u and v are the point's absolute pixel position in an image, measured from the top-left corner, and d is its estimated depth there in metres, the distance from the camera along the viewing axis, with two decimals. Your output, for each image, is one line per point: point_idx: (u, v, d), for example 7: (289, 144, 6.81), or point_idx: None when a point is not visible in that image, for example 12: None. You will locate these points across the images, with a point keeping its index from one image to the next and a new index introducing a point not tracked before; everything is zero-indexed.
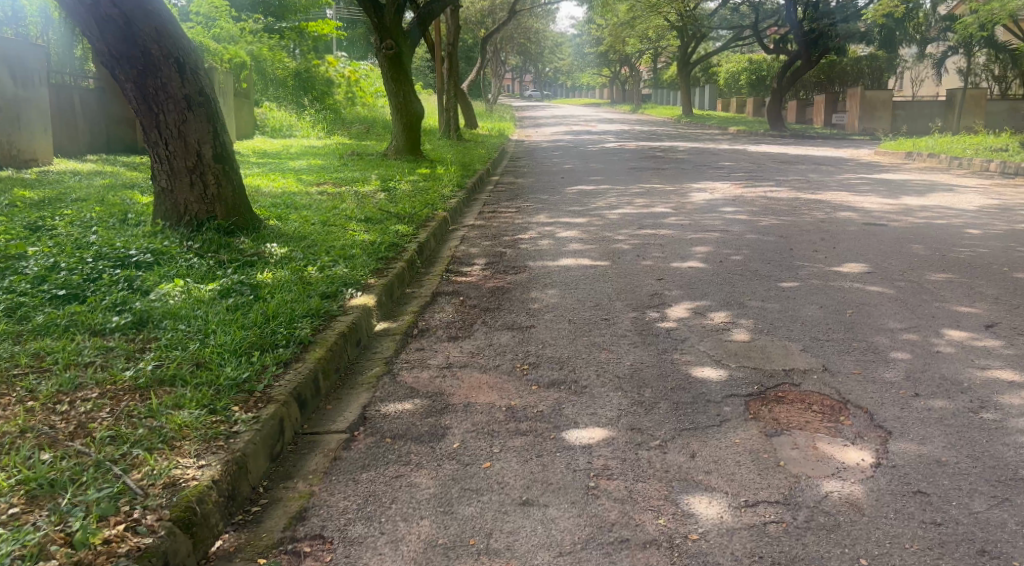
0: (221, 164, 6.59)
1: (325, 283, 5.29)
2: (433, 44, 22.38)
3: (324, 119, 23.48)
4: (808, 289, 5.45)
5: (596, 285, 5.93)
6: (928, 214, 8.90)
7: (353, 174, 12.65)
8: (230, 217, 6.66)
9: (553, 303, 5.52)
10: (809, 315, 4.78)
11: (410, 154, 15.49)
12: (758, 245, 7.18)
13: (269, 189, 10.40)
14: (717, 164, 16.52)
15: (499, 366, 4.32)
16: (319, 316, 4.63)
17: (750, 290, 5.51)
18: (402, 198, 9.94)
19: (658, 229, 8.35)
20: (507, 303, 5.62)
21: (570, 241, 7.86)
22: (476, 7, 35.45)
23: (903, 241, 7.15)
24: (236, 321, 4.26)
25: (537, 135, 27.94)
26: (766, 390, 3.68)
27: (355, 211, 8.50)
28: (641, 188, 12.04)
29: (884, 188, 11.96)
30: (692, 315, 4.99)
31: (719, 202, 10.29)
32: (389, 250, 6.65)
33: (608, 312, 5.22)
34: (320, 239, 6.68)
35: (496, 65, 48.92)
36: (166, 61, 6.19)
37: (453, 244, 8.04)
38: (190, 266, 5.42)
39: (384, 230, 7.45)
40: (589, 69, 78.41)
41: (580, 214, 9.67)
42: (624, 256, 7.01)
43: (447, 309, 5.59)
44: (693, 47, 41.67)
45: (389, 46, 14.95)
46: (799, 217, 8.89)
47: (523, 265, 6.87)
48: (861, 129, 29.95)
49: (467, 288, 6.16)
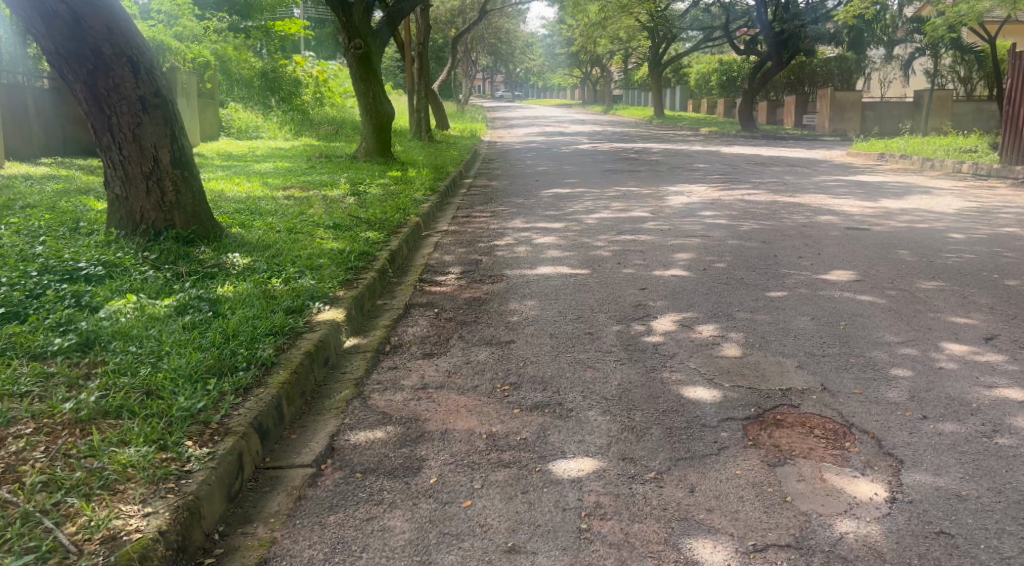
0: (179, 170, 6.26)
1: (290, 297, 4.99)
2: (403, 44, 22.01)
3: (292, 120, 23.04)
4: (797, 299, 5.25)
5: (576, 296, 5.68)
6: (908, 217, 8.78)
7: (322, 176, 12.32)
8: (190, 225, 6.32)
9: (533, 316, 5.27)
10: (802, 329, 4.57)
11: (381, 156, 15.16)
12: (740, 251, 6.98)
13: (234, 193, 10.03)
14: (691, 165, 16.38)
15: (477, 387, 4.05)
16: (283, 334, 4.33)
17: (737, 300, 5.30)
18: (373, 203, 9.63)
19: (637, 234, 8.14)
20: (484, 316, 5.35)
21: (547, 248, 7.61)
22: (446, 6, 35.13)
23: (888, 246, 6.99)
24: (192, 341, 3.96)
25: (509, 137, 27.74)
26: (764, 413, 3.45)
27: (323, 217, 8.19)
28: (617, 192, 11.84)
29: (861, 190, 11.88)
30: (679, 328, 4.76)
31: (698, 206, 10.12)
32: (358, 259, 6.36)
33: (591, 325, 4.97)
34: (285, 248, 6.37)
35: (467, 65, 48.62)
36: (119, 61, 5.85)
37: (426, 251, 7.76)
38: (145, 280, 5.09)
39: (354, 238, 7.16)
40: (560, 70, 78.37)
41: (556, 219, 9.43)
42: (604, 264, 6.77)
43: (421, 322, 5.32)
44: (663, 47, 41.68)
45: (358, 46, 14.60)
46: (780, 221, 8.73)
47: (500, 274, 6.60)
48: (831, 130, 30.06)
49: (441, 299, 5.88)
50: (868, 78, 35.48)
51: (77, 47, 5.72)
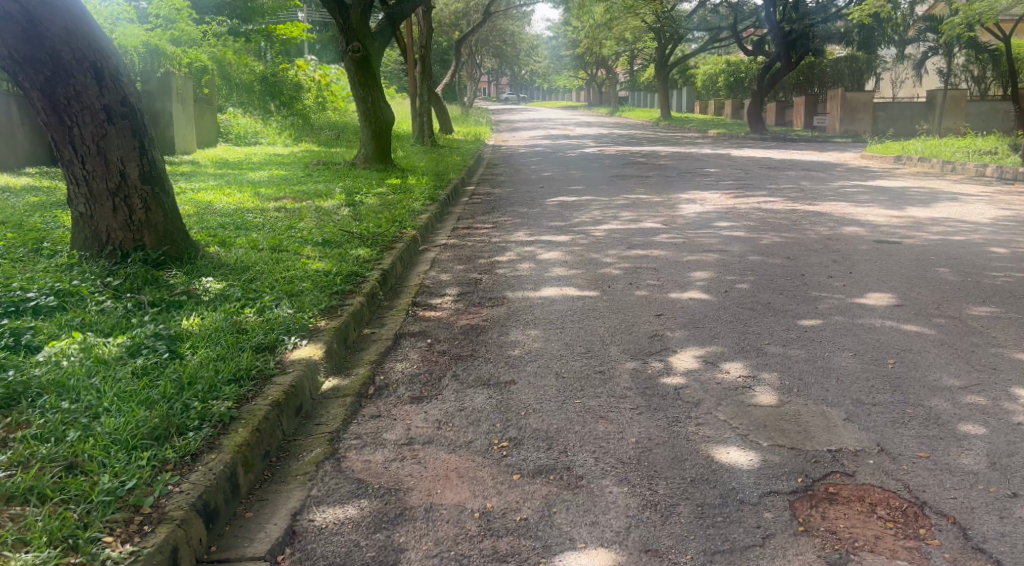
0: (149, 186, 5.70)
1: (262, 330, 4.43)
2: (406, 46, 21.46)
3: (291, 125, 22.54)
4: (834, 330, 4.66)
5: (585, 324, 5.10)
6: (940, 229, 8.18)
7: (317, 185, 11.79)
8: (162, 246, 5.79)
9: (536, 349, 4.68)
10: (844, 368, 3.98)
11: (380, 162, 14.60)
12: (763, 269, 6.40)
13: (222, 205, 9.49)
14: (702, 170, 15.81)
15: (470, 442, 3.47)
16: (248, 379, 3.77)
17: (766, 331, 4.71)
18: (368, 214, 9.07)
19: (649, 249, 7.55)
20: (482, 349, 4.77)
21: (552, 265, 7.05)
22: (450, 8, 34.63)
23: (925, 263, 6.40)
24: (136, 392, 3.39)
25: (514, 140, 27.17)
26: (812, 483, 2.88)
27: (312, 232, 7.63)
28: (626, 199, 11.27)
29: (884, 197, 11.28)
30: (703, 366, 4.18)
31: (712, 216, 9.55)
32: (345, 282, 5.79)
33: (602, 361, 4.39)
34: (265, 270, 5.82)
35: (472, 68, 48.11)
36: (80, 67, 5.29)
37: (422, 269, 7.19)
38: (101, 312, 4.53)
39: (343, 256, 6.59)
40: (566, 71, 77.89)
41: (562, 231, 8.85)
42: (614, 284, 6.19)
43: (411, 356, 4.74)
44: (670, 48, 41.06)
45: (356, 49, 14.01)
46: (803, 233, 8.16)
47: (500, 296, 6.03)
48: (842, 131, 29.44)
49: (435, 327, 5.30)
50: (880, 78, 34.84)
51: (32, 52, 5.16)
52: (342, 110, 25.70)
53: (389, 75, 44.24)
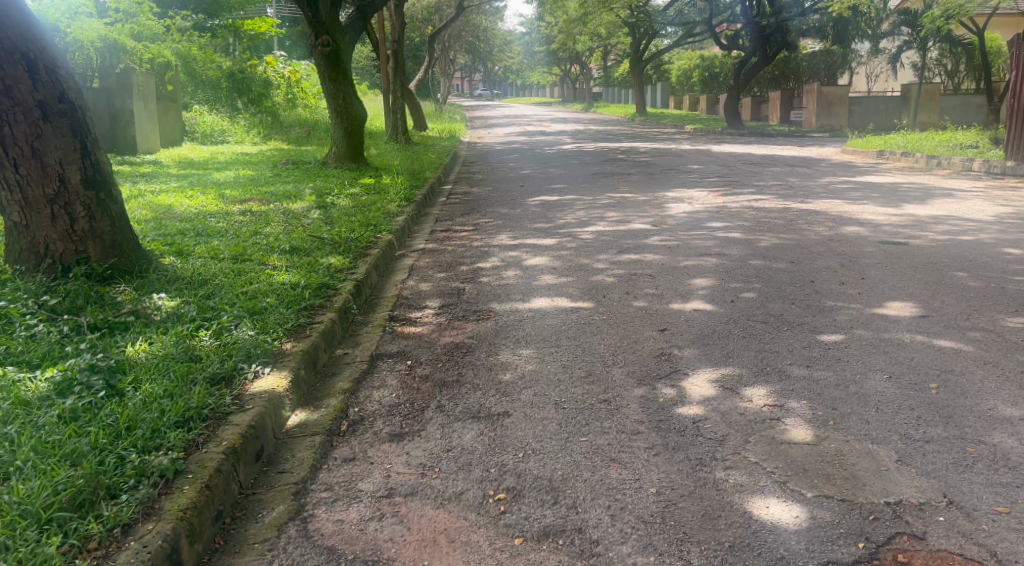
0: (93, 191, 5.11)
1: (217, 357, 3.88)
2: (377, 41, 20.84)
3: (260, 123, 21.86)
4: (858, 346, 4.20)
5: (582, 341, 4.62)
6: (943, 228, 7.79)
7: (286, 186, 11.17)
8: (109, 257, 5.21)
9: (531, 373, 4.17)
10: (882, 394, 3.51)
11: (352, 161, 14.01)
12: (768, 274, 5.94)
13: (183, 209, 8.85)
14: (684, 167, 15.36)
15: (461, 494, 2.95)
16: (199, 420, 3.24)
17: (785, 349, 4.24)
18: (340, 217, 8.50)
19: (642, 253, 7.07)
20: (469, 373, 4.25)
21: (539, 271, 6.54)
22: (422, 3, 34.01)
23: (939, 266, 5.98)
24: (59, 442, 2.84)
25: (490, 137, 26.67)
26: (876, 549, 2.40)
27: (279, 238, 7.07)
28: (611, 198, 10.80)
29: (875, 193, 10.91)
30: (721, 394, 3.70)
31: (703, 215, 9.11)
32: (314, 295, 5.25)
33: (605, 387, 3.89)
34: (225, 283, 5.27)
35: (445, 65, 47.48)
36: (10, 59, 4.70)
37: (399, 278, 6.65)
38: (31, 340, 3.97)
39: (312, 265, 6.04)
40: (539, 67, 77.36)
41: (547, 233, 8.36)
42: (609, 293, 5.70)
43: (389, 382, 4.21)
44: (644, 43, 40.70)
45: (325, 42, 13.39)
46: (802, 233, 7.74)
47: (486, 308, 5.51)
48: (820, 126, 29.40)
49: (416, 347, 4.78)
50: (854, 72, 34.76)
51: None
52: (313, 107, 24.96)
53: (362, 71, 43.38)
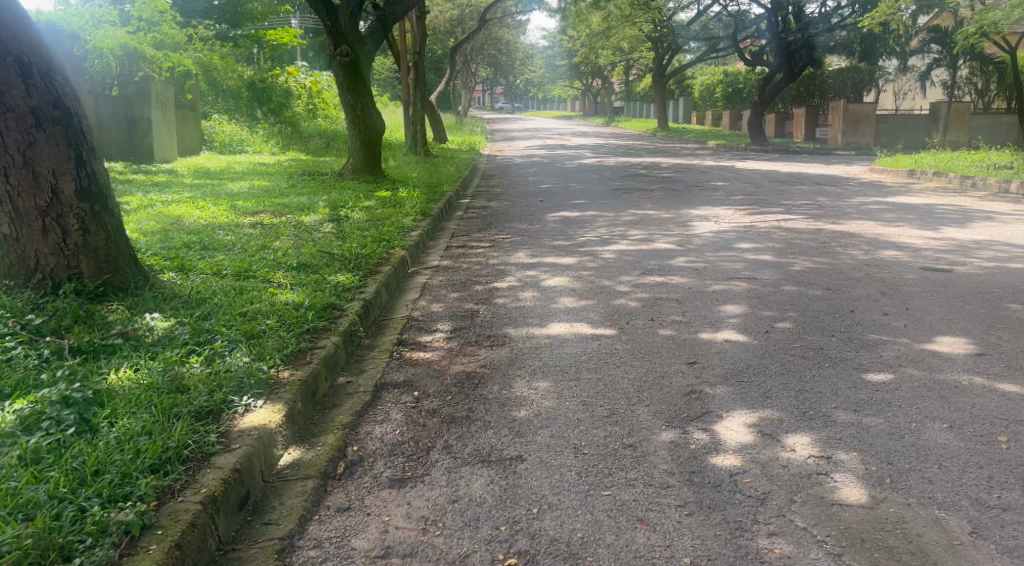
0: (87, 203, 4.79)
1: (206, 388, 3.55)
2: (398, 52, 20.64)
3: (279, 132, 21.68)
4: (910, 388, 3.81)
5: (604, 374, 4.26)
6: (986, 256, 7.39)
7: (300, 198, 10.88)
8: (102, 274, 4.86)
9: (548, 410, 3.80)
10: (943, 447, 3.13)
11: (370, 172, 13.76)
12: (804, 302, 5.56)
13: (191, 221, 8.57)
14: (708, 184, 14.98)
15: (468, 556, 2.60)
16: (178, 462, 2.91)
17: (829, 390, 3.85)
18: (353, 232, 8.19)
19: (667, 275, 6.70)
20: (480, 408, 3.88)
21: (559, 293, 6.19)
22: (444, 16, 33.86)
23: (988, 298, 5.60)
24: (14, 491, 2.51)
25: (509, 150, 26.44)
26: None
27: (287, 254, 6.74)
28: (634, 216, 10.45)
29: (911, 215, 10.47)
30: (759, 443, 3.33)
31: (731, 235, 8.75)
32: (319, 317, 4.92)
33: (629, 430, 3.53)
34: (224, 303, 4.94)
35: (466, 77, 47.36)
36: (2, 62, 4.44)
37: (410, 298, 6.32)
38: (5, 366, 3.64)
39: (318, 283, 5.70)
40: (560, 82, 77.13)
41: (568, 251, 8.01)
42: (634, 319, 5.34)
43: (393, 415, 3.87)
44: (667, 58, 40.36)
45: (344, 52, 13.15)
46: (837, 258, 7.37)
47: (501, 333, 5.16)
48: (844, 144, 28.65)
49: (424, 376, 4.43)
50: (881, 90, 34.21)
51: None
52: (333, 118, 24.77)
53: (383, 82, 43.27)
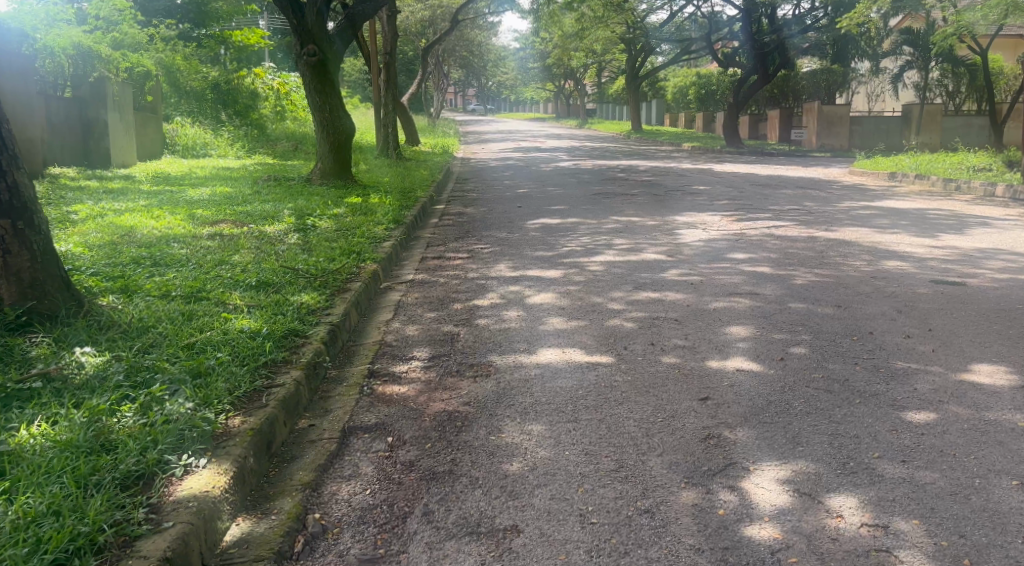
0: (9, 219, 4.17)
1: (136, 444, 2.94)
2: (368, 53, 19.99)
3: (246, 135, 20.90)
4: (960, 431, 3.33)
5: (610, 413, 3.72)
6: (994, 266, 6.99)
7: (264, 205, 10.22)
8: (27, 301, 4.23)
9: (545, 462, 3.25)
10: (1021, 514, 2.65)
11: (338, 176, 13.11)
12: (816, 323, 5.08)
13: (144, 232, 7.90)
14: (691, 187, 14.56)
15: None
16: (90, 554, 2.31)
17: (867, 434, 3.35)
18: (320, 244, 7.57)
19: (661, 290, 6.19)
20: (466, 460, 3.32)
21: (546, 312, 5.64)
22: (415, 17, 33.32)
23: (1013, 317, 5.17)
24: None
25: (484, 152, 25.95)
26: None
27: (246, 270, 6.11)
28: (617, 223, 9.94)
29: (904, 221, 10.10)
30: (799, 507, 2.81)
31: (723, 244, 8.30)
32: (279, 347, 4.31)
33: (644, 489, 2.99)
34: (169, 331, 4.31)
35: (438, 79, 46.71)
36: None
37: (382, 319, 5.72)
38: None
39: (278, 306, 5.08)
40: (533, 84, 76.76)
41: (552, 263, 7.47)
42: (631, 344, 4.81)
43: (364, 471, 3.30)
44: (639, 60, 40.02)
45: (311, 52, 12.52)
46: (840, 269, 6.93)
47: (485, 362, 4.59)
48: (819, 145, 28.51)
49: (399, 417, 3.84)
50: (854, 92, 34.17)
51: None
52: (302, 120, 23.99)
53: (353, 83, 42.55)
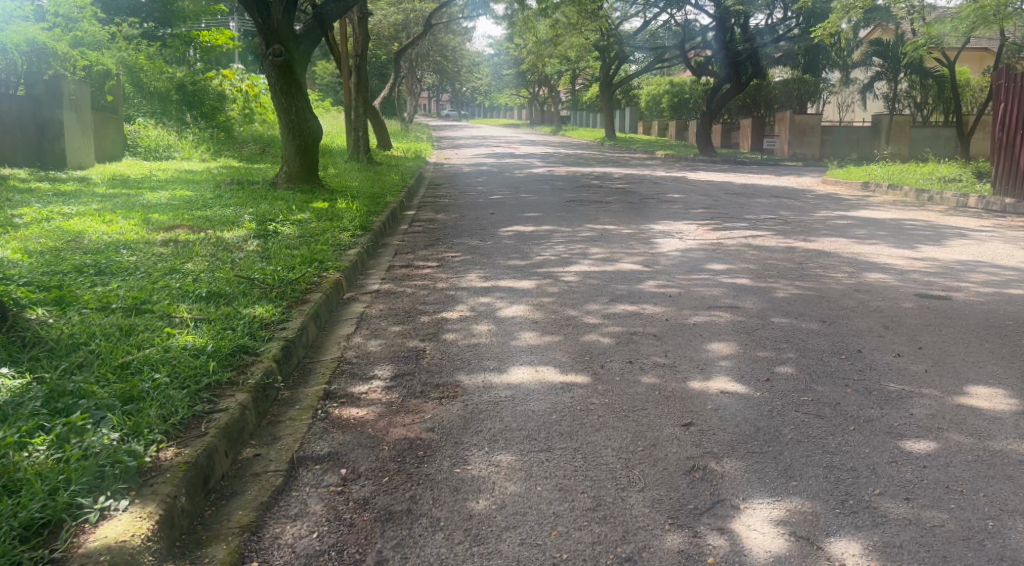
0: None
1: (47, 484, 2.58)
2: (338, 55, 19.60)
3: (211, 138, 20.33)
4: (965, 464, 3.07)
5: (586, 441, 3.41)
6: (978, 280, 6.80)
7: (224, 210, 9.80)
8: None
9: (514, 499, 2.94)
10: None
11: (305, 181, 12.66)
12: (801, 339, 4.82)
13: (92, 238, 7.47)
14: (665, 195, 14.36)
15: None
16: None
17: (866, 466, 3.08)
18: (281, 251, 7.19)
19: (638, 303, 5.91)
20: (427, 496, 3.00)
21: (518, 326, 5.32)
22: (388, 20, 33.01)
23: (1004, 334, 4.95)
24: None
25: (456, 158, 25.63)
26: None
27: (196, 280, 5.70)
28: (591, 231, 9.67)
29: (882, 231, 9.94)
30: (797, 554, 2.54)
31: (701, 254, 8.06)
32: (225, 366, 3.95)
33: (624, 532, 2.69)
34: (102, 350, 3.92)
35: (411, 84, 46.33)
36: None
37: (343, 333, 5.37)
38: None
39: (227, 319, 4.71)
40: (507, 91, 76.68)
41: (524, 272, 7.17)
42: (608, 361, 4.51)
43: (314, 509, 2.96)
44: (614, 68, 40.01)
45: (277, 52, 12.12)
46: (821, 281, 6.71)
47: (452, 382, 4.25)
48: (790, 155, 28.46)
49: (355, 445, 3.49)
50: (825, 102, 34.39)
51: None
52: (271, 123, 23.50)
53: (324, 87, 42.04)
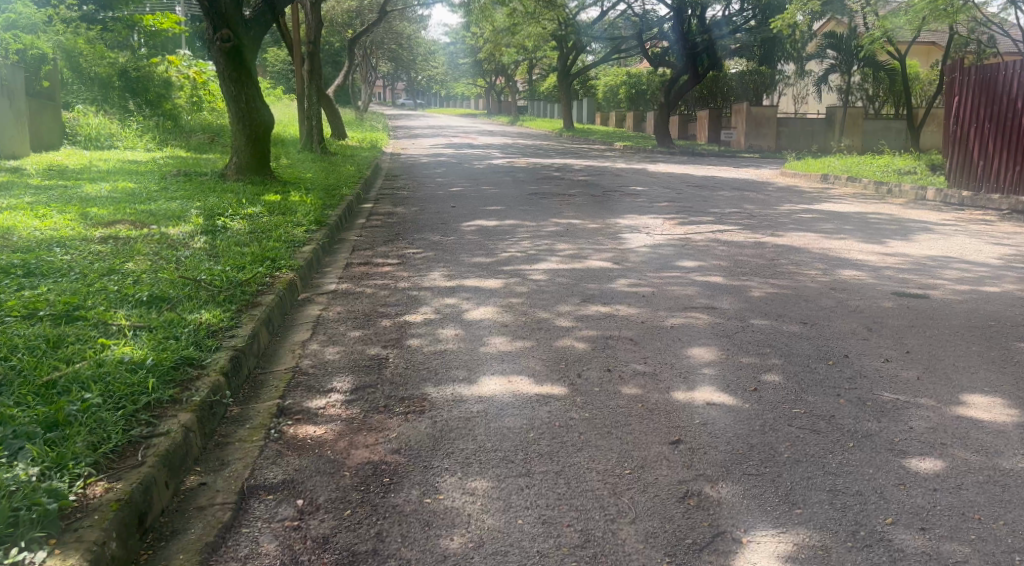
0: None
1: None
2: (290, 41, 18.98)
3: (156, 127, 19.53)
4: (978, 486, 2.85)
5: (568, 464, 3.11)
6: (952, 276, 6.67)
7: (168, 204, 9.29)
8: None
9: (493, 536, 2.64)
10: None
11: (255, 172, 12.12)
12: (785, 343, 4.60)
13: (22, 235, 6.93)
14: (628, 188, 14.13)
15: None
16: None
17: (873, 489, 2.84)
18: (229, 249, 6.75)
19: (611, 303, 5.65)
20: (395, 532, 2.68)
21: (486, 330, 5.01)
22: (342, 7, 32.22)
23: (989, 335, 4.78)
24: None
25: (413, 148, 25.05)
26: None
27: (135, 283, 5.25)
28: (557, 225, 9.37)
29: (848, 225, 9.85)
30: None
31: (671, 249, 7.82)
32: (165, 382, 3.56)
33: None
34: (23, 366, 3.50)
35: (365, 72, 45.47)
36: None
37: (298, 339, 5.00)
38: None
39: (168, 327, 4.30)
40: (463, 79, 75.85)
41: (490, 270, 6.86)
42: (585, 369, 4.22)
43: (267, 550, 2.62)
44: (570, 58, 39.78)
45: (225, 37, 11.58)
46: (796, 279, 6.52)
47: (418, 395, 3.92)
48: (747, 147, 28.51)
49: (313, 471, 3.15)
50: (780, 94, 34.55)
51: None
52: (220, 111, 22.71)
53: (276, 74, 41.01)
